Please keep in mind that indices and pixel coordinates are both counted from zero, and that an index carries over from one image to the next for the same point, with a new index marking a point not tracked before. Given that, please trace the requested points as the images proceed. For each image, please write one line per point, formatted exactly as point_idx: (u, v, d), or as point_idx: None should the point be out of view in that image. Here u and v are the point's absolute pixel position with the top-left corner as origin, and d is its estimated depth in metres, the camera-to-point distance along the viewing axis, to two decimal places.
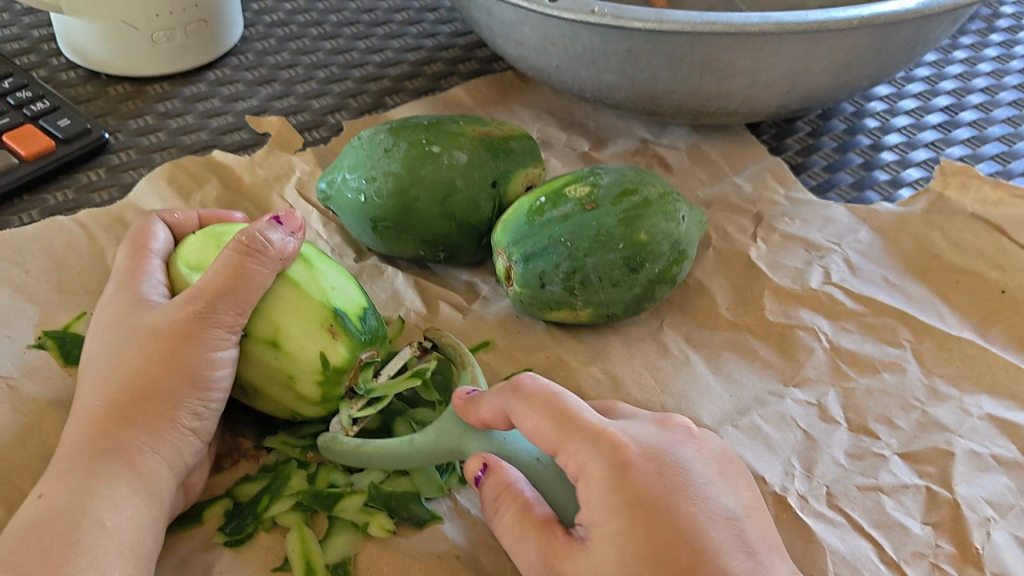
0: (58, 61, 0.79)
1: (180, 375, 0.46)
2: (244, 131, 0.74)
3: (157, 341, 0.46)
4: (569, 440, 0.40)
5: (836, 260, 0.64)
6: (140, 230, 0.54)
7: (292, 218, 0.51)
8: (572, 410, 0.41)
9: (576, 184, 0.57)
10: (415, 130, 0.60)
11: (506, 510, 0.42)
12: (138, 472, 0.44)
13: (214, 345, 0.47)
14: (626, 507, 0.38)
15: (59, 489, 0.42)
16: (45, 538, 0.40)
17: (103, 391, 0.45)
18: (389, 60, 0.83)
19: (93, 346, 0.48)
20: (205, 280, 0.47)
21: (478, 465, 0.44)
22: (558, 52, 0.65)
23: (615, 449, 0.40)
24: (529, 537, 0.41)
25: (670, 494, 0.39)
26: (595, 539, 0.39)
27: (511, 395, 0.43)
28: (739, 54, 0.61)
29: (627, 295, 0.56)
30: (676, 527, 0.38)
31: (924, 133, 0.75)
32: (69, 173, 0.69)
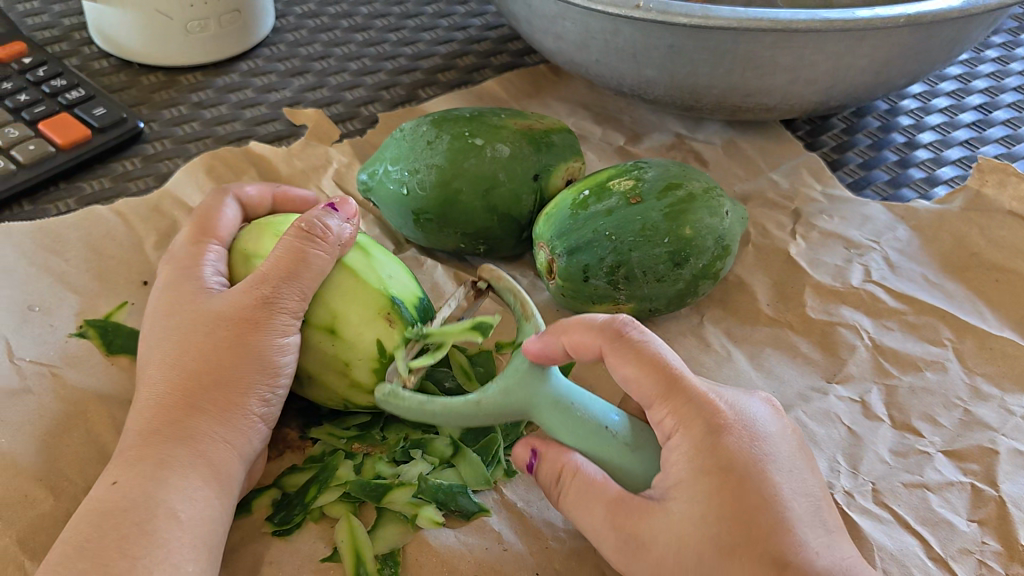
0: (90, 50, 0.79)
1: (248, 362, 0.47)
2: (278, 123, 0.74)
3: (225, 328, 0.47)
4: (667, 399, 0.40)
5: (875, 258, 0.64)
6: (210, 207, 0.56)
7: (348, 204, 0.53)
8: (673, 368, 0.41)
9: (620, 179, 0.57)
10: (457, 123, 0.60)
11: (571, 484, 0.42)
12: (208, 463, 0.44)
13: (280, 333, 0.48)
14: (715, 467, 0.38)
15: (131, 478, 0.42)
16: (120, 527, 0.40)
17: (171, 377, 0.46)
18: (421, 52, 0.82)
19: (154, 334, 0.49)
20: (270, 265, 0.49)
21: (528, 453, 0.44)
22: (599, 46, 0.65)
23: (712, 412, 0.40)
24: (597, 507, 0.41)
25: (758, 463, 0.39)
26: (679, 496, 0.38)
27: (609, 340, 0.42)
28: (782, 50, 0.60)
29: (671, 290, 0.56)
30: (761, 496, 0.38)
31: (958, 131, 0.75)
32: (105, 161, 0.69)
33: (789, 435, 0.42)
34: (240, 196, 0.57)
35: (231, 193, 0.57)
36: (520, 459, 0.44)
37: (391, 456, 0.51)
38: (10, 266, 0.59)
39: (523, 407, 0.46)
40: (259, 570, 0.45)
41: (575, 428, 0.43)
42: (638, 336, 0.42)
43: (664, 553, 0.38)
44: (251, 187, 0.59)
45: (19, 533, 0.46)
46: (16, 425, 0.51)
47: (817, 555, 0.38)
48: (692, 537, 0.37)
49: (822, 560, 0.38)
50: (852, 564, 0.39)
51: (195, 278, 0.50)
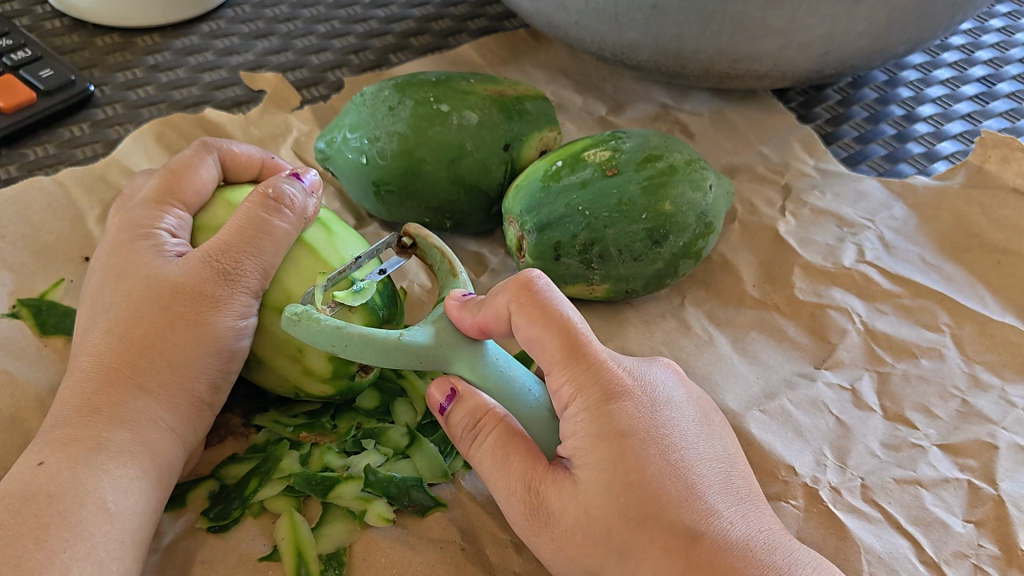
0: (42, 10, 0.74)
1: (202, 343, 0.43)
2: (238, 87, 0.70)
3: (179, 301, 0.43)
4: (566, 365, 0.36)
5: (869, 238, 0.60)
6: (189, 160, 0.49)
7: (313, 175, 0.49)
8: (577, 331, 0.37)
9: (596, 149, 0.53)
10: (423, 87, 0.56)
11: (487, 435, 0.38)
12: (148, 450, 0.41)
13: (239, 312, 0.44)
14: (619, 441, 0.36)
15: (62, 459, 0.39)
16: (42, 514, 0.37)
17: (117, 351, 0.42)
18: (394, 16, 0.78)
19: (99, 297, 0.45)
20: (229, 234, 0.45)
21: (443, 394, 0.39)
22: (578, 7, 0.60)
23: (612, 380, 0.37)
24: (513, 465, 0.37)
25: (659, 430, 0.37)
26: (581, 469, 0.36)
27: (513, 298, 0.36)
28: (773, 12, 0.56)
29: (649, 270, 0.52)
30: (667, 467, 0.36)
31: (960, 104, 0.71)
32: (51, 127, 0.65)
33: (690, 402, 0.40)
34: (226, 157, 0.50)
35: (216, 148, 0.50)
36: (431, 404, 0.40)
37: (341, 446, 0.48)
38: None
39: (443, 357, 0.38)
40: (189, 570, 0.42)
41: (488, 374, 0.38)
42: (544, 292, 0.37)
43: (570, 529, 0.36)
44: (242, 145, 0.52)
45: None
46: None
47: (728, 523, 0.36)
48: (598, 514, 0.35)
49: (737, 531, 0.36)
50: (768, 532, 0.37)
51: (153, 247, 0.45)
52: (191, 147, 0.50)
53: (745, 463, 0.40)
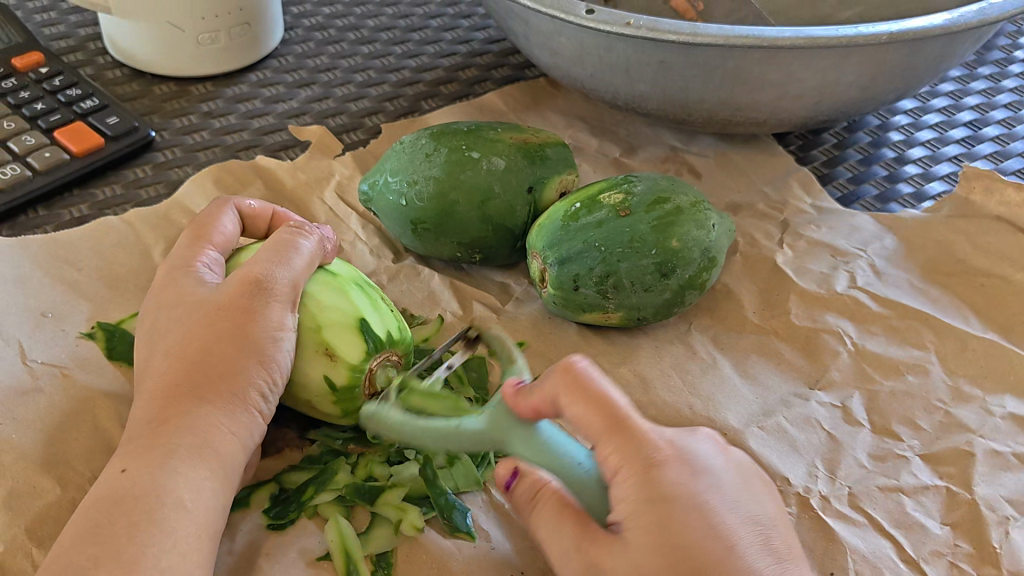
0: (104, 60, 0.82)
1: (252, 351, 0.47)
2: (285, 132, 0.77)
3: (225, 317, 0.48)
4: (610, 436, 0.40)
5: (861, 267, 0.66)
6: (210, 213, 0.56)
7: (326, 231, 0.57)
8: (620, 409, 0.41)
9: (610, 192, 0.59)
10: (455, 136, 0.62)
11: (544, 503, 0.43)
12: (213, 452, 0.44)
13: (275, 318, 0.49)
14: (660, 502, 0.39)
15: (141, 466, 0.43)
16: (130, 515, 0.41)
17: (177, 366, 0.46)
18: (425, 65, 0.85)
19: (156, 328, 0.49)
20: (257, 256, 0.51)
21: (507, 472, 0.45)
22: (593, 62, 0.67)
23: (649, 448, 0.40)
24: (568, 527, 0.42)
25: (700, 498, 0.39)
26: (633, 528, 0.39)
27: (559, 379, 0.41)
28: (769, 67, 0.62)
29: (658, 299, 0.58)
30: (709, 532, 0.39)
31: (948, 147, 0.77)
32: (117, 169, 0.72)
33: (734, 480, 0.42)
34: (243, 209, 0.57)
35: (233, 203, 0.57)
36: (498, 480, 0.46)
37: (384, 455, 0.54)
38: (26, 273, 0.61)
39: (499, 440, 0.45)
40: (256, 561, 0.48)
41: (540, 451, 0.43)
42: (588, 373, 0.41)
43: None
44: (257, 203, 0.59)
45: (28, 523, 0.48)
46: (27, 421, 0.53)
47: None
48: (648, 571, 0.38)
49: None
50: None
51: (194, 276, 0.51)
52: (212, 204, 0.57)
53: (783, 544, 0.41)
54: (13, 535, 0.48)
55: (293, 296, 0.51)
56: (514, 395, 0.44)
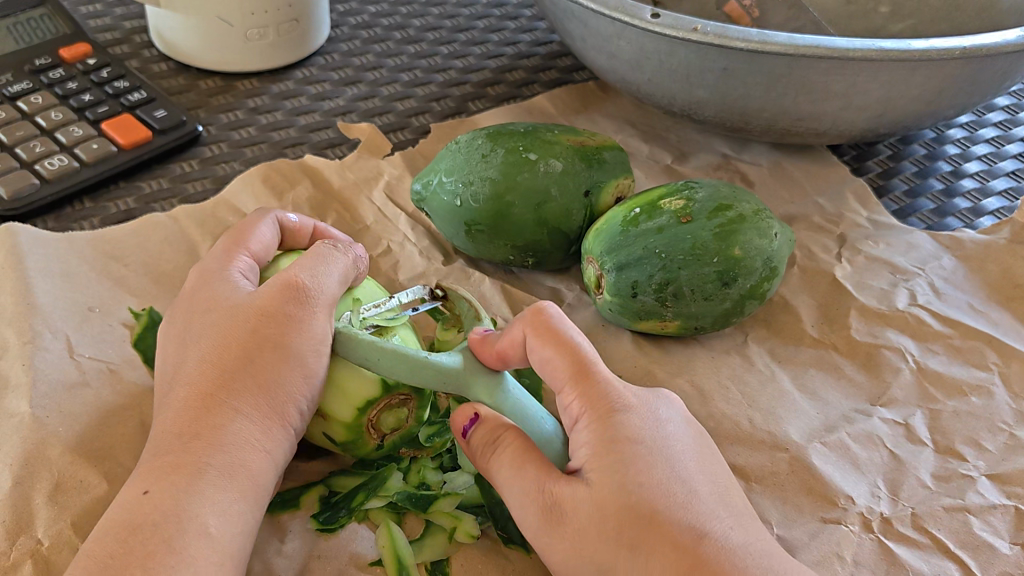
0: (149, 53, 0.81)
1: (289, 363, 0.45)
2: (332, 130, 0.76)
3: (263, 325, 0.45)
4: (575, 381, 0.41)
5: (921, 283, 0.64)
6: (254, 220, 0.53)
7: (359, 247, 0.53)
8: (586, 357, 0.42)
9: (672, 198, 0.58)
10: (512, 137, 0.61)
11: (504, 447, 0.42)
12: (245, 473, 0.42)
13: (318, 330, 0.46)
14: (622, 443, 0.40)
15: (165, 487, 0.40)
16: (148, 543, 0.38)
17: (211, 375, 0.44)
18: (471, 66, 0.84)
19: (189, 330, 0.47)
20: (297, 265, 0.48)
21: (466, 418, 0.44)
22: (652, 66, 0.66)
23: (611, 395, 0.41)
24: (530, 467, 0.41)
25: (660, 440, 0.41)
26: (593, 470, 0.40)
27: (526, 325, 0.42)
28: (835, 78, 0.61)
29: (717, 309, 0.57)
30: (661, 471, 0.40)
31: (1004, 162, 0.75)
32: (163, 162, 0.71)
33: (692, 428, 0.43)
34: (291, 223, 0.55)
35: (282, 215, 0.55)
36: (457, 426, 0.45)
37: (437, 462, 0.53)
38: (73, 266, 0.60)
39: (462, 383, 0.43)
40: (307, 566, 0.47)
41: (503, 399, 0.44)
42: (557, 321, 0.43)
43: (583, 523, 0.39)
44: (302, 218, 0.56)
45: (74, 517, 0.47)
46: (74, 414, 0.52)
47: (722, 529, 0.39)
48: (608, 507, 0.38)
49: (730, 539, 0.39)
50: (761, 545, 0.40)
51: (229, 282, 0.48)
52: (258, 212, 0.54)
53: (735, 494, 0.42)
54: (60, 529, 0.47)
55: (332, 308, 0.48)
56: (480, 342, 0.44)
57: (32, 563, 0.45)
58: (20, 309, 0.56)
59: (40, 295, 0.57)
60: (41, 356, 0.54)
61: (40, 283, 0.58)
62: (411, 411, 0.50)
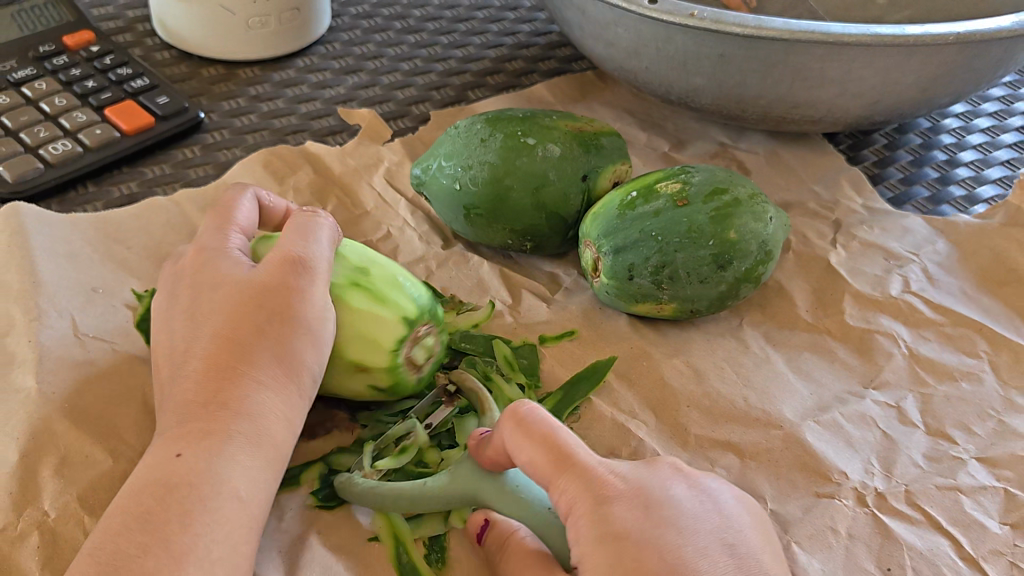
0: (152, 41, 0.82)
1: (300, 330, 0.46)
2: (333, 117, 0.77)
3: (267, 296, 0.46)
4: (561, 476, 0.39)
5: (914, 270, 0.65)
6: (232, 197, 0.54)
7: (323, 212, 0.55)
8: (569, 447, 0.40)
9: (668, 182, 0.58)
10: (511, 122, 0.62)
11: (511, 562, 0.43)
12: (268, 436, 0.43)
13: (320, 297, 0.48)
14: (615, 538, 0.37)
15: (196, 452, 0.41)
16: (184, 502, 0.39)
17: (224, 346, 0.45)
18: (471, 56, 0.85)
19: (196, 303, 0.47)
20: (290, 235, 0.50)
21: (479, 522, 0.47)
22: (650, 53, 0.66)
23: (601, 485, 0.39)
24: (532, 575, 0.41)
25: (657, 525, 0.38)
26: (588, 571, 0.37)
27: (505, 425, 0.42)
28: (831, 63, 0.62)
29: (713, 292, 0.57)
30: (663, 559, 0.37)
31: (999, 151, 0.76)
32: (166, 148, 0.72)
33: (702, 505, 0.40)
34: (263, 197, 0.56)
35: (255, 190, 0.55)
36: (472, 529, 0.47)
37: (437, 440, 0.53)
38: (76, 247, 0.61)
39: (462, 491, 0.46)
40: (308, 538, 0.47)
41: (506, 497, 0.44)
42: (534, 416, 0.41)
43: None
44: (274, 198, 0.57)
45: (79, 490, 0.48)
46: (78, 391, 0.53)
47: None
48: None
49: None
50: None
51: (230, 258, 0.49)
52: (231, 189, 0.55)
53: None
54: (64, 502, 0.47)
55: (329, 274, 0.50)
56: (475, 445, 0.45)
57: (38, 534, 0.46)
58: (25, 289, 0.57)
59: (44, 275, 0.58)
60: (45, 333, 0.55)
61: (45, 263, 0.59)
62: (435, 329, 0.54)
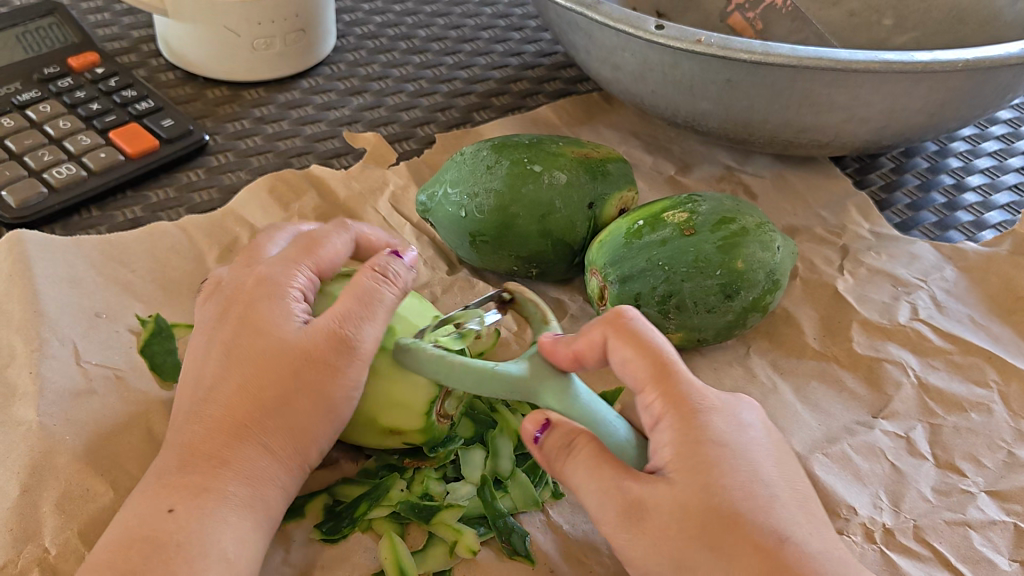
0: (157, 62, 0.81)
1: (322, 408, 0.46)
2: (337, 140, 0.76)
3: (308, 371, 0.45)
4: (656, 384, 0.42)
5: (923, 297, 0.64)
6: (324, 234, 0.52)
7: (412, 252, 0.51)
8: (668, 360, 0.43)
9: (675, 211, 0.58)
10: (517, 149, 0.62)
11: (580, 450, 0.42)
12: (261, 504, 0.44)
13: (353, 379, 0.46)
14: (703, 446, 0.40)
15: (191, 509, 0.42)
16: (170, 563, 0.40)
17: (245, 405, 0.44)
18: (476, 77, 0.84)
19: (231, 344, 0.46)
20: (342, 303, 0.47)
21: (536, 425, 0.44)
22: (656, 78, 0.66)
23: (694, 399, 0.41)
24: (607, 468, 0.41)
25: (742, 443, 0.41)
26: (675, 471, 0.40)
27: (608, 325, 0.43)
28: (838, 89, 0.61)
29: (720, 321, 0.57)
30: (744, 472, 0.40)
31: (1007, 176, 0.76)
32: (170, 171, 0.71)
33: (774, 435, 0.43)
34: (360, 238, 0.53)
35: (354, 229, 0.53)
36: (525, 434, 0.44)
37: (440, 472, 0.53)
38: (80, 274, 0.61)
39: (532, 390, 0.45)
40: (311, 574, 0.47)
41: (572, 404, 0.44)
42: (637, 324, 0.43)
43: (666, 521, 0.39)
44: (374, 233, 0.55)
45: (81, 526, 0.48)
46: (81, 422, 0.52)
47: (803, 532, 0.39)
48: (692, 507, 0.39)
49: (812, 545, 0.39)
50: (835, 550, 0.40)
51: (282, 305, 0.47)
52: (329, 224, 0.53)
53: (816, 498, 0.42)
54: (67, 537, 0.47)
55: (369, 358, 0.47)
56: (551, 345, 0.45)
57: (40, 571, 0.45)
58: (29, 318, 0.57)
59: (46, 303, 0.58)
60: (48, 364, 0.55)
61: (48, 290, 0.58)
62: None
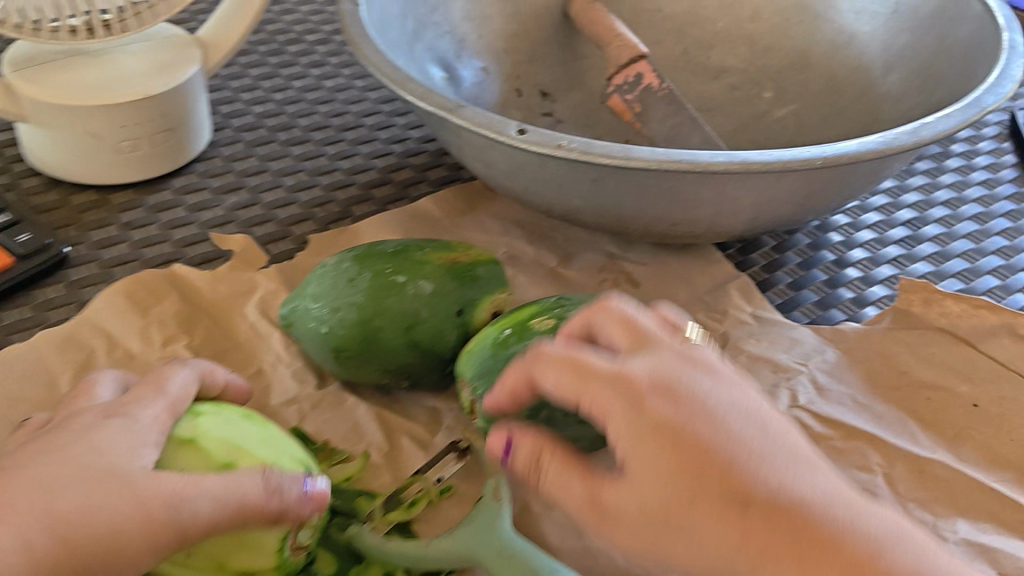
0: (21, 168, 0.78)
1: (94, 562, 0.41)
2: (208, 244, 0.74)
3: (114, 517, 0.42)
4: (590, 386, 0.43)
5: (803, 382, 0.64)
6: (179, 374, 0.51)
7: (323, 481, 0.49)
8: (591, 363, 0.44)
9: (541, 317, 0.57)
10: (380, 259, 0.59)
11: (546, 467, 0.44)
12: None
13: (152, 551, 0.42)
14: (653, 431, 0.40)
15: None
16: None
17: (20, 510, 0.40)
18: (357, 167, 0.83)
19: (59, 450, 0.44)
20: (200, 482, 0.44)
21: (499, 444, 0.46)
22: (525, 176, 0.65)
23: (632, 387, 0.42)
24: (573, 482, 0.42)
25: (694, 415, 0.41)
26: (632, 459, 0.40)
27: (533, 361, 0.46)
28: (703, 187, 0.61)
29: (593, 431, 0.55)
30: (704, 439, 0.40)
31: (888, 249, 0.76)
32: (27, 288, 0.68)
33: (735, 399, 0.42)
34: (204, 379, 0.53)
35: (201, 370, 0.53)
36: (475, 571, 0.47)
37: None
38: None
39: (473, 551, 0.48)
40: None
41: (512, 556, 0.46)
42: (551, 356, 0.45)
43: (632, 525, 0.40)
44: (217, 371, 0.55)
45: None
46: None
47: (785, 479, 0.39)
48: (657, 508, 0.39)
49: (795, 486, 0.39)
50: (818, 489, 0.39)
51: (132, 429, 0.46)
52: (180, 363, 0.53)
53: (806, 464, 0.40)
54: None
55: (187, 538, 0.43)
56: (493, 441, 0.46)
57: None
58: None
59: None
60: None
61: None
62: None
